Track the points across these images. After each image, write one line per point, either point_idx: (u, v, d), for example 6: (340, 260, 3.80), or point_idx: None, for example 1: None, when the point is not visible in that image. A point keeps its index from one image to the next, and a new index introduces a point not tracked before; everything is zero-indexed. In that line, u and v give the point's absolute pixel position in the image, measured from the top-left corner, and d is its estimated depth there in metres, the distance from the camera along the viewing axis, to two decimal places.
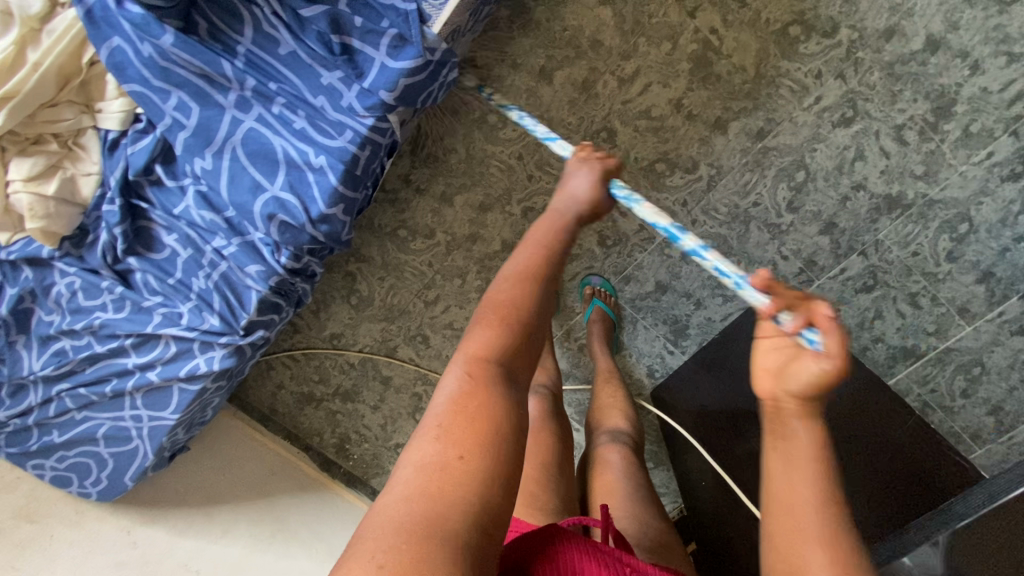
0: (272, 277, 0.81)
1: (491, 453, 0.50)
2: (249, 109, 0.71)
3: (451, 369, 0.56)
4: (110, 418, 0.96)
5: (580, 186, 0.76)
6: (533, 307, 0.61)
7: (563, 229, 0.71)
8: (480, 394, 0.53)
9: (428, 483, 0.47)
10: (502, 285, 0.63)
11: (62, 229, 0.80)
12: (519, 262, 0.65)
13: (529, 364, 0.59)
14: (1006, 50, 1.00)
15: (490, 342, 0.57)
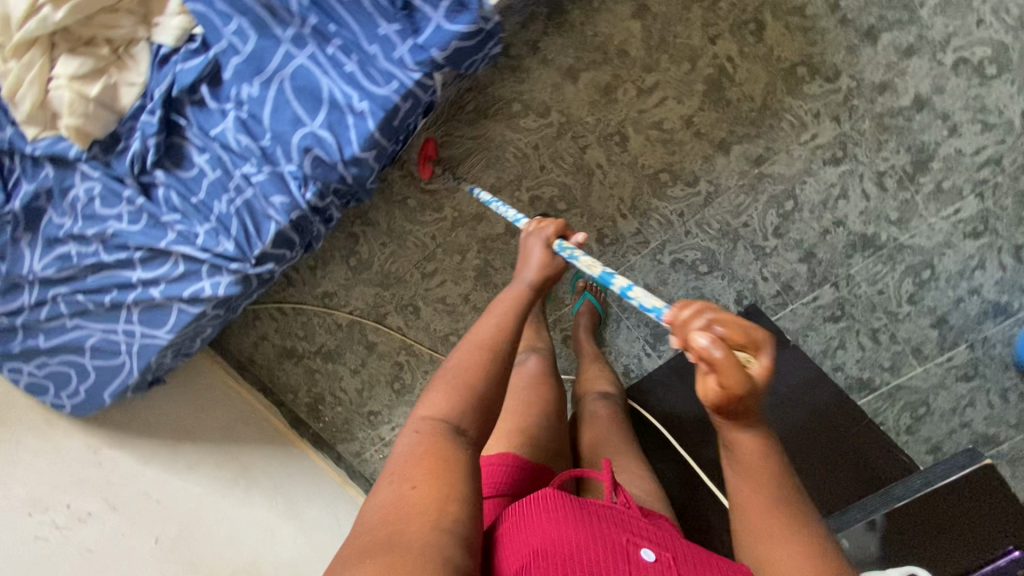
0: (294, 211, 0.84)
1: (445, 484, 0.57)
2: (304, 47, 0.77)
3: (410, 426, 0.63)
4: (102, 329, 0.97)
5: (536, 259, 0.85)
6: (492, 371, 0.68)
7: (518, 305, 0.77)
8: (432, 443, 0.60)
9: (388, 515, 0.54)
10: (462, 356, 0.69)
11: (96, 131, 0.83)
12: (477, 334, 0.72)
13: (485, 424, 0.65)
14: (982, 119, 1.12)
15: (445, 402, 0.64)
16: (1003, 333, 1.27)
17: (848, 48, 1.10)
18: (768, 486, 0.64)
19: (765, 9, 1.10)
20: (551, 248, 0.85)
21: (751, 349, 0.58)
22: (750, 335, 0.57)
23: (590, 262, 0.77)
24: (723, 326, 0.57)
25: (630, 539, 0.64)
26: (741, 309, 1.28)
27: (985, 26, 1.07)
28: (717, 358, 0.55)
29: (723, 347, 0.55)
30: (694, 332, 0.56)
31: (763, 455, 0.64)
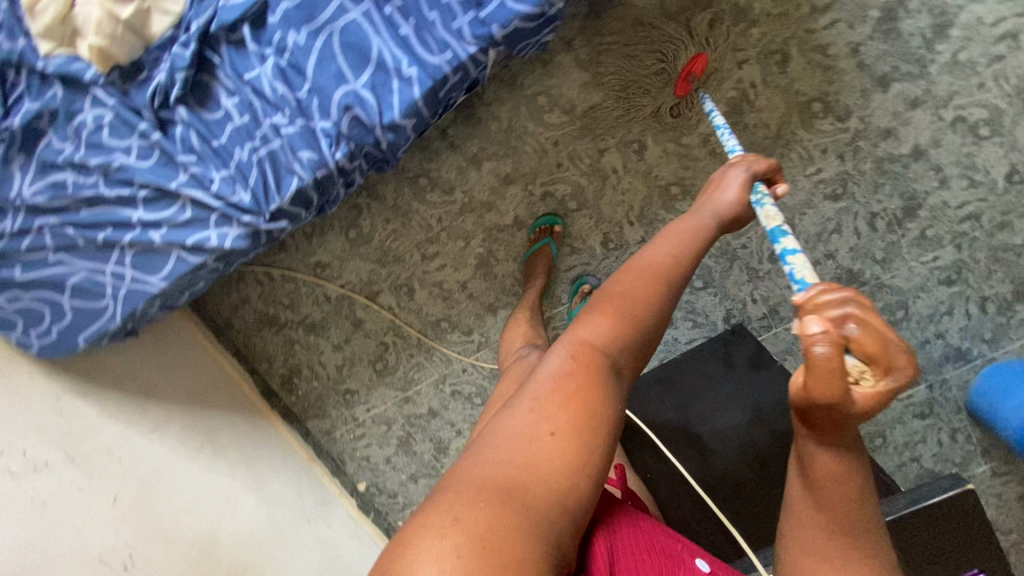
0: (321, 169, 0.82)
1: (584, 439, 0.55)
2: (360, 3, 0.75)
3: (559, 348, 0.62)
4: (88, 269, 0.91)
5: (730, 195, 0.79)
6: (662, 308, 0.66)
7: (696, 242, 0.74)
8: (582, 377, 0.58)
9: (521, 454, 0.53)
10: (635, 284, 0.67)
11: (119, 56, 0.78)
12: (651, 264, 0.70)
13: (635, 367, 0.64)
14: (969, 175, 1.20)
15: (605, 331, 0.63)
16: (960, 377, 1.38)
17: (861, 92, 1.15)
18: (844, 517, 0.55)
19: (793, 43, 1.13)
20: (748, 186, 0.80)
21: (880, 371, 0.47)
22: (889, 358, 0.45)
23: (773, 215, 0.74)
24: (860, 324, 0.46)
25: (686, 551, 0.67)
26: (726, 327, 1.34)
27: (986, 90, 1.14)
28: (816, 354, 0.46)
29: (833, 346, 0.46)
30: (811, 317, 0.47)
31: (855, 486, 0.55)
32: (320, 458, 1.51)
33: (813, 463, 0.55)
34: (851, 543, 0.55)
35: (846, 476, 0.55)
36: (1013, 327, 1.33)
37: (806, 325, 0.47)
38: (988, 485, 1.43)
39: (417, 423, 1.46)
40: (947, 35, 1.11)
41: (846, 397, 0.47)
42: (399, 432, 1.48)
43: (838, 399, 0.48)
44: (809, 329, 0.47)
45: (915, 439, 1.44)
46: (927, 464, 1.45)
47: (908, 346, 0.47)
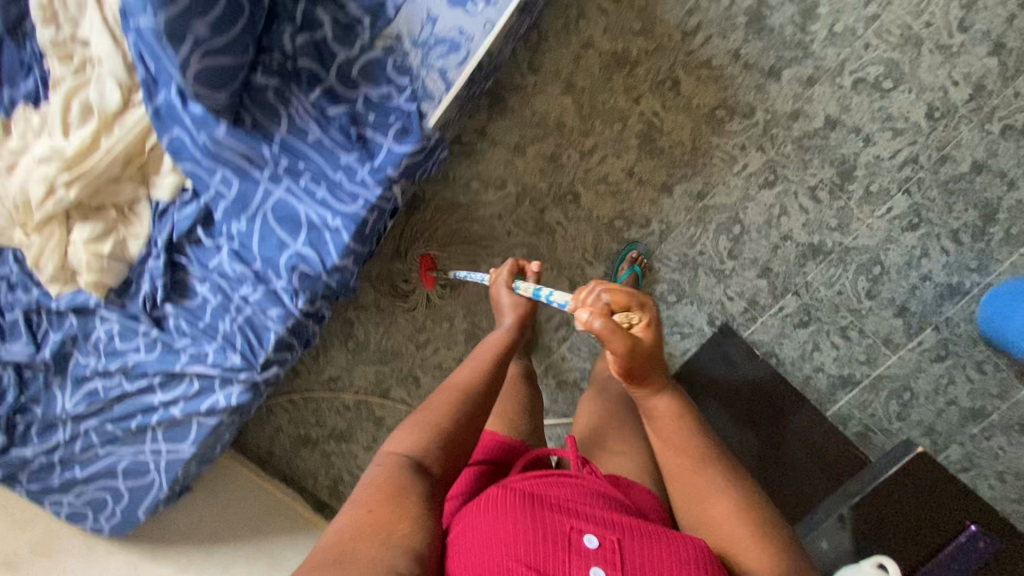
0: (289, 319, 0.95)
1: (399, 519, 0.62)
2: (279, 182, 0.87)
3: (375, 459, 0.70)
4: (131, 452, 1.06)
5: (505, 301, 1.04)
6: (460, 415, 0.77)
7: (491, 350, 0.93)
8: (393, 476, 0.67)
9: (344, 537, 0.60)
10: (438, 399, 0.79)
11: (111, 281, 0.95)
12: (453, 383, 0.83)
13: (448, 463, 0.72)
14: (891, 126, 1.23)
15: (409, 441, 0.72)
16: (963, 311, 1.36)
17: (756, 87, 1.22)
18: (688, 441, 0.84)
19: (677, 67, 1.22)
20: (515, 284, 1.04)
21: (638, 313, 0.77)
22: (632, 301, 0.77)
23: (530, 287, 1.00)
24: (606, 294, 0.76)
25: (573, 526, 0.69)
26: (714, 330, 1.38)
27: (873, 49, 1.19)
28: (598, 329, 0.71)
29: (604, 317, 0.72)
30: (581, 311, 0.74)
31: (678, 414, 0.85)
32: None
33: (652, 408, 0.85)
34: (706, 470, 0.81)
35: (669, 406, 0.85)
36: (996, 250, 1.31)
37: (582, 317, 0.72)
38: None
39: None
40: (816, 15, 1.18)
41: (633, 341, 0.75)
42: None
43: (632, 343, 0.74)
44: (585, 320, 0.72)
45: (943, 382, 1.42)
46: (967, 404, 1.41)
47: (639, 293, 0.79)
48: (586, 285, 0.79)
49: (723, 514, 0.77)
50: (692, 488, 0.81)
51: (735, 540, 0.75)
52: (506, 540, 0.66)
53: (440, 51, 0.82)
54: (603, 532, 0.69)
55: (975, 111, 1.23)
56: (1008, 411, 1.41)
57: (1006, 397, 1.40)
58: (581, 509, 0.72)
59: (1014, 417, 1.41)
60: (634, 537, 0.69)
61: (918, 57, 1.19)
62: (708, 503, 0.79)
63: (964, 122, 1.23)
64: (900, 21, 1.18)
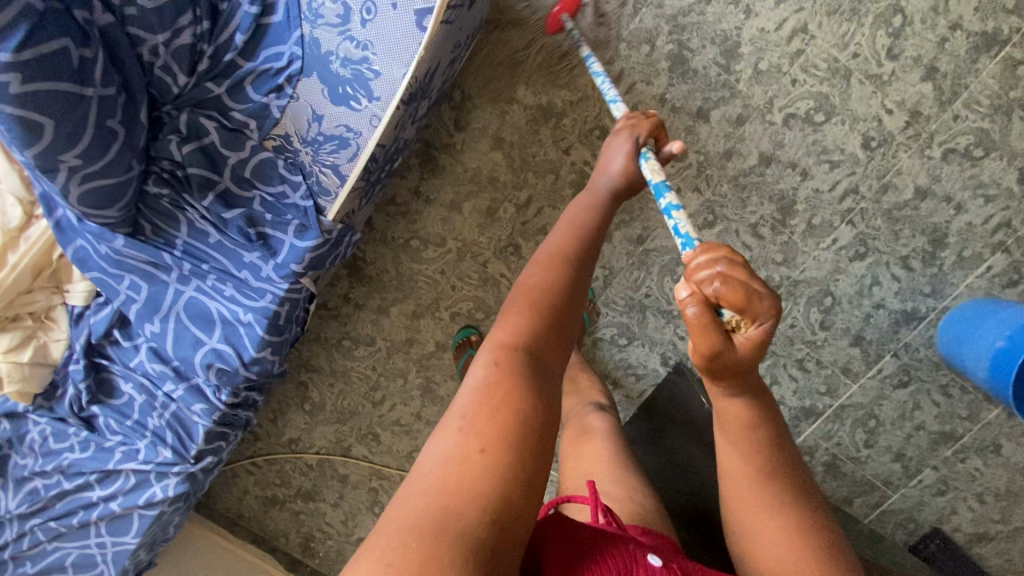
0: (215, 411, 0.96)
1: (507, 440, 0.54)
2: (188, 283, 0.89)
3: (481, 357, 0.62)
4: (77, 546, 1.06)
5: (618, 166, 0.88)
6: (562, 288, 0.70)
7: (589, 214, 0.84)
8: (504, 381, 0.58)
9: (447, 482, 0.51)
10: (534, 275, 0.71)
11: (35, 385, 0.97)
12: (550, 258, 0.73)
13: (560, 350, 0.66)
14: (827, 158, 1.21)
15: (519, 328, 0.64)
16: (922, 337, 1.32)
17: (686, 130, 1.21)
18: (755, 449, 0.70)
19: (605, 114, 1.19)
20: (635, 151, 0.88)
21: (754, 318, 0.59)
22: (754, 302, 0.58)
23: (657, 169, 0.84)
24: (722, 285, 0.58)
25: (638, 548, 0.63)
26: (667, 370, 1.38)
27: (801, 83, 1.17)
28: (690, 314, 0.59)
29: (698, 306, 0.59)
30: (683, 286, 0.60)
31: (750, 425, 0.70)
32: None
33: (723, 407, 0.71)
34: (770, 486, 0.70)
35: (752, 413, 0.70)
36: (951, 273, 1.27)
37: (681, 292, 0.60)
38: (1009, 429, 1.32)
39: None
40: (739, 55, 1.16)
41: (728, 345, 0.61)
42: None
43: (720, 349, 0.60)
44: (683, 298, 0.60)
45: (909, 408, 1.37)
46: (936, 428, 1.35)
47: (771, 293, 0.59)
48: (719, 244, 0.61)
49: (773, 535, 0.68)
50: (747, 498, 0.71)
51: (777, 563, 0.67)
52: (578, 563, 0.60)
53: (329, 147, 0.85)
54: (665, 557, 0.64)
55: (914, 138, 1.20)
56: (978, 432, 1.34)
57: (976, 418, 1.33)
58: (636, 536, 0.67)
59: (988, 438, 1.33)
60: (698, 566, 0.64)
61: (848, 88, 1.17)
62: (763, 517, 0.69)
63: (903, 149, 1.20)
64: (826, 54, 1.16)
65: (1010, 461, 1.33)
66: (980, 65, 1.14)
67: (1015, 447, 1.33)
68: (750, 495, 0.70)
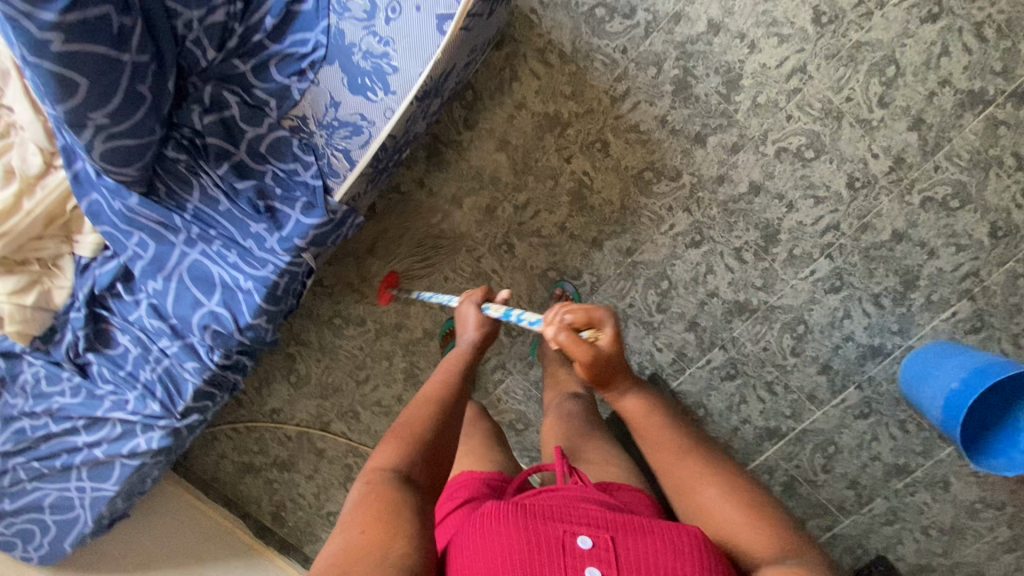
0: (205, 371, 1.00)
1: (393, 532, 0.61)
2: (194, 246, 0.93)
3: (357, 483, 0.68)
4: (57, 488, 1.10)
5: (471, 317, 0.98)
6: (433, 422, 0.75)
7: (462, 361, 0.91)
8: (375, 497, 0.64)
9: (337, 569, 0.57)
10: (411, 410, 0.78)
11: (35, 329, 1.00)
12: (425, 392, 0.82)
13: (434, 470, 0.71)
14: (813, 194, 1.28)
15: (390, 454, 0.70)
16: (885, 371, 1.39)
17: (683, 152, 1.26)
18: (663, 428, 0.78)
19: (607, 130, 1.26)
20: (481, 308, 0.98)
21: (602, 324, 0.77)
22: (593, 315, 0.77)
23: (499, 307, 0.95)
24: (569, 312, 0.76)
25: (567, 529, 0.68)
26: (643, 378, 1.44)
27: (795, 120, 1.23)
28: (560, 339, 0.74)
29: (565, 330, 0.74)
30: (546, 326, 0.77)
31: (649, 411, 0.79)
32: None
33: (625, 412, 0.81)
34: (697, 454, 0.75)
35: (640, 404, 0.80)
36: (917, 314, 1.34)
37: (545, 328, 0.76)
38: (958, 467, 1.39)
39: None
40: (740, 86, 1.22)
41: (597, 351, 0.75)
42: None
43: (596, 355, 0.75)
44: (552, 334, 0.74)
45: (867, 438, 1.43)
46: (890, 460, 1.42)
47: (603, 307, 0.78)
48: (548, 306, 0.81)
49: (718, 499, 0.70)
50: (685, 476, 0.73)
51: (734, 522, 0.68)
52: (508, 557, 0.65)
53: (343, 133, 0.90)
54: (596, 531, 0.68)
55: (896, 183, 1.26)
56: (930, 467, 1.41)
57: (929, 454, 1.40)
58: (574, 513, 0.71)
59: (939, 474, 1.41)
60: (629, 534, 0.68)
61: (839, 130, 1.24)
62: (701, 486, 0.72)
63: (885, 192, 1.27)
64: (822, 95, 1.22)
65: (956, 498, 1.40)
66: (963, 121, 1.21)
67: (962, 485, 1.40)
68: (687, 472, 0.73)
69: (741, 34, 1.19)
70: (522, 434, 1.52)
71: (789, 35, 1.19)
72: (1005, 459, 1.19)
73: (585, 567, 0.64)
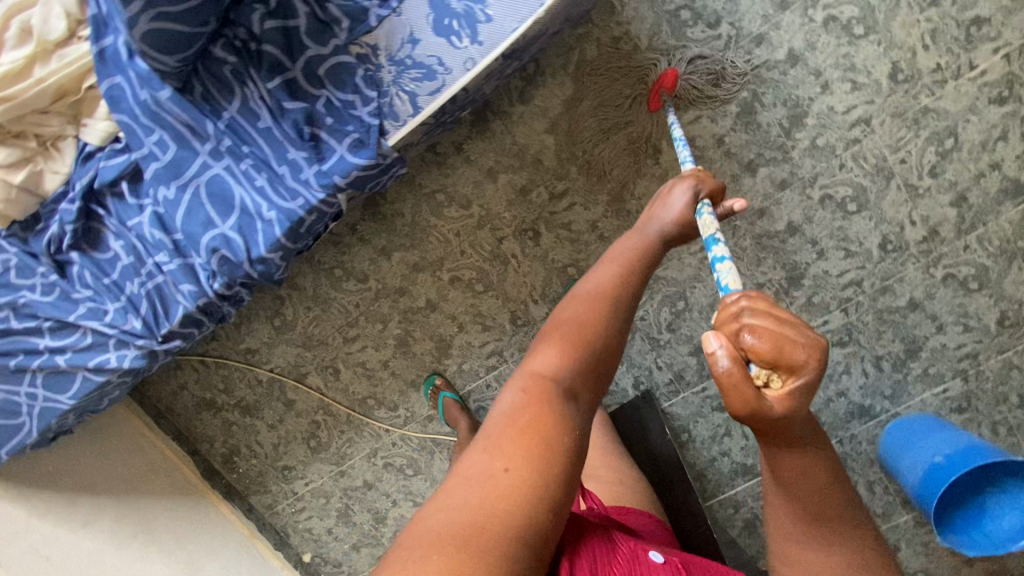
0: (201, 298, 0.91)
1: (545, 467, 0.53)
2: (219, 159, 0.84)
3: (513, 382, 0.61)
4: (4, 390, 0.99)
5: (678, 205, 0.85)
6: (606, 336, 0.66)
7: (640, 256, 0.79)
8: (534, 407, 0.57)
9: (473, 502, 0.50)
10: (579, 307, 0.68)
11: (17, 213, 0.89)
12: (593, 286, 0.72)
13: (596, 388, 0.64)
14: (845, 246, 1.27)
15: (556, 358, 0.62)
16: (867, 432, 1.41)
17: (732, 177, 1.24)
18: (807, 490, 0.67)
19: (662, 137, 1.22)
20: (693, 202, 0.86)
21: (787, 370, 0.57)
22: (779, 356, 0.56)
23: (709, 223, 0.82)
24: (752, 337, 0.57)
25: (640, 546, 0.70)
26: (636, 393, 1.42)
27: (847, 170, 1.22)
28: (722, 370, 0.57)
29: (731, 361, 0.57)
30: (709, 336, 0.58)
31: (805, 468, 0.66)
32: (263, 532, 1.61)
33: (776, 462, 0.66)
34: (824, 522, 0.69)
35: (802, 463, 0.66)
36: (912, 383, 1.36)
37: (705, 339, 0.58)
38: (913, 535, 1.43)
39: (354, 494, 1.57)
40: (803, 124, 1.20)
41: (762, 400, 0.58)
42: (338, 503, 1.58)
43: (756, 406, 0.57)
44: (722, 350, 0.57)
45: None
46: None
47: (806, 342, 0.57)
48: (735, 298, 0.62)
49: (819, 564, 0.69)
50: (788, 530, 0.71)
51: None
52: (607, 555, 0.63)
53: (414, 74, 0.83)
54: (664, 554, 0.71)
55: (925, 253, 1.27)
56: (886, 531, 1.45)
57: (887, 518, 1.43)
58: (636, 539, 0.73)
59: (892, 539, 1.44)
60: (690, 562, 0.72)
61: (885, 189, 1.23)
62: (806, 549, 0.70)
63: (912, 260, 1.28)
64: (878, 151, 1.21)
65: (903, 565, 1.44)
66: (1001, 208, 1.23)
67: (912, 553, 1.44)
68: (792, 527, 0.70)
69: (817, 71, 1.17)
70: None
71: (863, 84, 1.17)
72: (966, 540, 1.21)
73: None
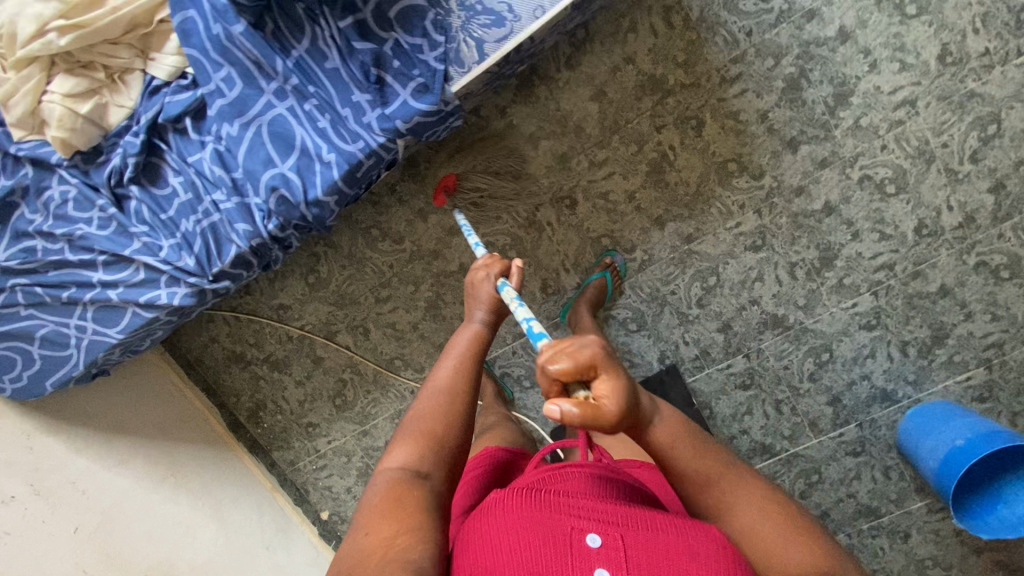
0: (255, 238, 0.98)
1: (412, 530, 0.62)
2: (284, 100, 0.93)
3: (375, 480, 0.69)
4: (55, 322, 1.02)
5: (484, 294, 0.90)
6: (453, 420, 0.74)
7: (471, 351, 0.84)
8: (390, 497, 0.65)
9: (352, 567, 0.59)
10: (424, 404, 0.75)
11: (81, 142, 0.99)
12: (434, 381, 0.78)
13: (451, 467, 0.71)
14: (880, 229, 1.28)
15: (406, 452, 0.70)
16: (888, 417, 1.39)
17: (773, 153, 1.25)
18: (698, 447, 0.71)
19: (706, 109, 1.24)
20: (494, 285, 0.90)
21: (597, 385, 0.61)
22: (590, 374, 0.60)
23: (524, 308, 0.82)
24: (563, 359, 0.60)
25: (577, 525, 0.65)
26: (661, 367, 1.41)
27: (888, 151, 1.23)
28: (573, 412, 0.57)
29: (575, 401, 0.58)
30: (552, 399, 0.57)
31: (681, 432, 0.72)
32: (284, 487, 1.61)
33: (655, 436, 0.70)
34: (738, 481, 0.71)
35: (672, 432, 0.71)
36: (936, 369, 1.36)
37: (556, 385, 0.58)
38: (923, 522, 1.41)
39: (374, 455, 1.57)
40: (848, 103, 1.21)
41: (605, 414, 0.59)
42: (359, 463, 1.58)
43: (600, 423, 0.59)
44: (561, 361, 0.60)
45: (850, 475, 1.43)
46: (864, 501, 1.43)
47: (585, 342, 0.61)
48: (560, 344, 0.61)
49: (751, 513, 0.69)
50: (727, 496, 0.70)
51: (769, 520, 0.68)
52: (522, 548, 0.62)
53: (484, 21, 0.94)
54: (608, 529, 0.65)
55: (959, 240, 1.28)
56: (897, 517, 1.43)
57: (900, 504, 1.41)
58: (583, 506, 0.68)
59: (902, 525, 1.43)
60: (641, 538, 0.65)
61: (925, 173, 1.24)
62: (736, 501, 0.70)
63: (946, 246, 1.28)
64: (921, 133, 1.21)
65: (911, 550, 1.43)
66: None
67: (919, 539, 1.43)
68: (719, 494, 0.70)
69: (866, 50, 1.18)
70: (526, 392, 1.49)
71: (911, 65, 1.18)
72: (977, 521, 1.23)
73: (592, 566, 0.62)
